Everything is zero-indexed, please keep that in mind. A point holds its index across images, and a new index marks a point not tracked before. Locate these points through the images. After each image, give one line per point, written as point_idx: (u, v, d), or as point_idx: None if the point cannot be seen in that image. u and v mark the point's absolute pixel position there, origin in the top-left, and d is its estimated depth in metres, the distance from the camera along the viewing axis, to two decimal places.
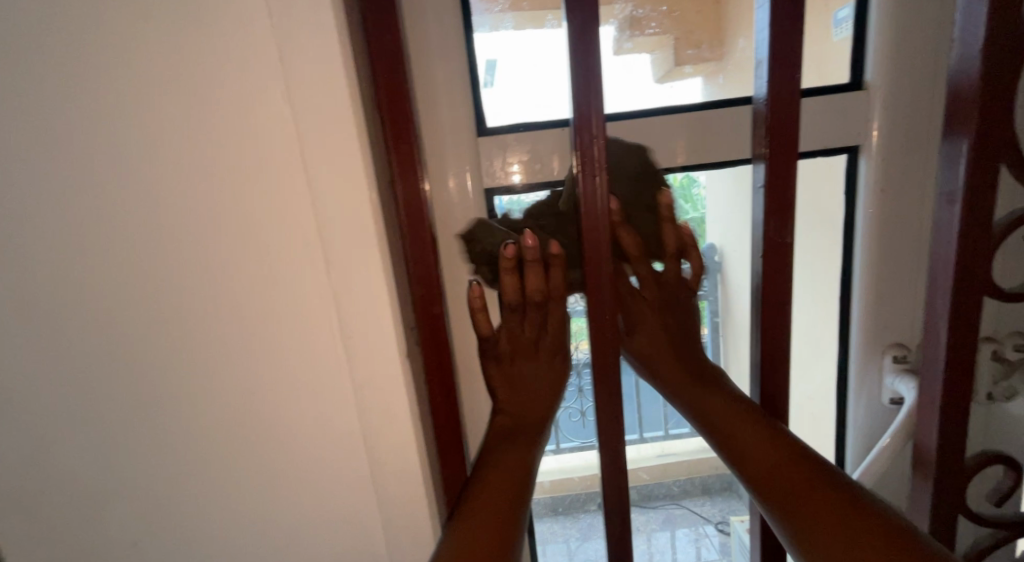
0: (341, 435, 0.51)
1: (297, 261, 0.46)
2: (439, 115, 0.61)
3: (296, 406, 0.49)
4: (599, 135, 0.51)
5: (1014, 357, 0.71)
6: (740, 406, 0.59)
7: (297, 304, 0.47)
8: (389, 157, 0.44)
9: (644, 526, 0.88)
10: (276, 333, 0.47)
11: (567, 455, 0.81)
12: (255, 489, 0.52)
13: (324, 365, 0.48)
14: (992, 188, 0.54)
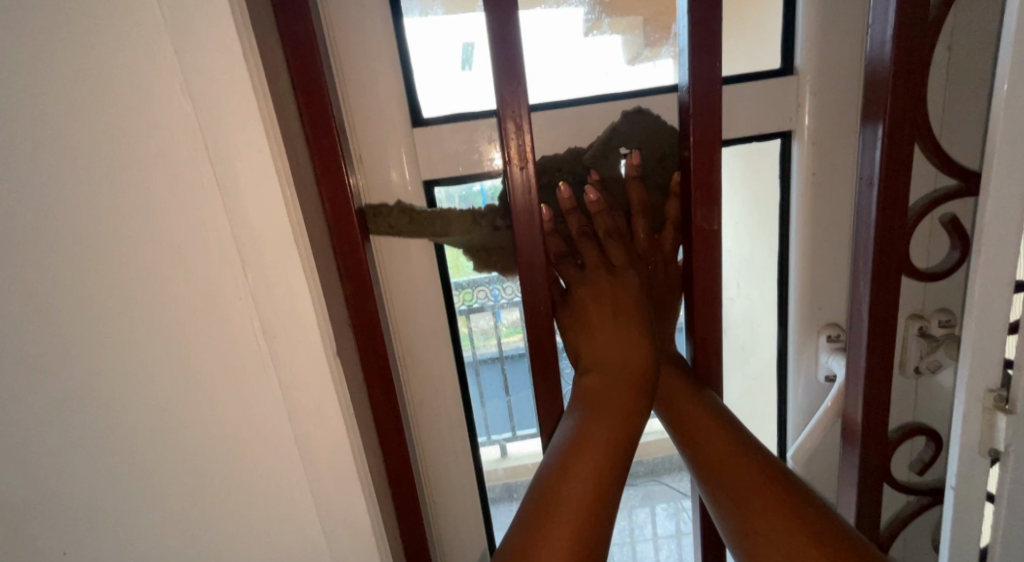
0: (270, 435, 0.50)
1: (214, 259, 0.45)
2: (371, 106, 0.61)
3: (223, 406, 0.49)
4: (524, 124, 0.51)
5: (939, 333, 0.74)
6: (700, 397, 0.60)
7: (217, 303, 0.46)
8: (312, 156, 0.48)
9: (626, 504, 0.92)
10: (200, 333, 0.47)
11: (523, 442, 0.81)
12: (186, 490, 0.51)
13: (249, 365, 0.48)
14: (906, 172, 0.56)
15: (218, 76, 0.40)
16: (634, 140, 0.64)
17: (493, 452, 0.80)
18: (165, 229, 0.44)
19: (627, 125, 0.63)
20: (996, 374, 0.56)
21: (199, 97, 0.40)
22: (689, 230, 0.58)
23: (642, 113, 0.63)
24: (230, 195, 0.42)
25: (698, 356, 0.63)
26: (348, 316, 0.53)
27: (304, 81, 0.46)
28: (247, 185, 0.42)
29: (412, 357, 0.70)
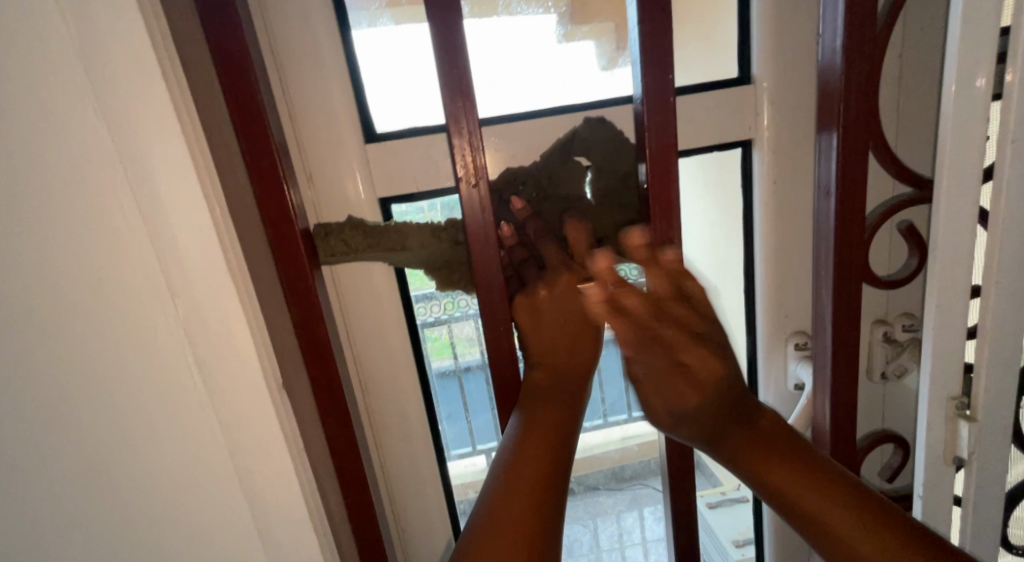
0: (207, 482, 0.46)
1: (137, 292, 0.41)
2: (320, 123, 0.59)
3: (151, 454, 0.44)
4: (475, 141, 0.50)
5: (903, 337, 0.74)
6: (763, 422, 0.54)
7: (142, 340, 0.42)
8: (251, 177, 0.46)
9: (612, 508, 0.92)
10: (125, 376, 0.42)
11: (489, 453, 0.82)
12: (115, 547, 0.47)
13: (181, 406, 0.44)
14: (862, 181, 0.56)
15: (137, 96, 0.37)
16: (587, 151, 0.62)
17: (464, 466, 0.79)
18: (79, 264, 0.40)
19: (581, 139, 0.62)
20: (958, 382, 0.56)
21: (116, 119, 0.37)
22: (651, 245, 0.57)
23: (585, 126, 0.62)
24: (156, 224, 0.39)
25: None
26: (296, 343, 0.51)
27: (237, 98, 0.44)
28: (175, 212, 0.39)
29: (371, 379, 0.68)
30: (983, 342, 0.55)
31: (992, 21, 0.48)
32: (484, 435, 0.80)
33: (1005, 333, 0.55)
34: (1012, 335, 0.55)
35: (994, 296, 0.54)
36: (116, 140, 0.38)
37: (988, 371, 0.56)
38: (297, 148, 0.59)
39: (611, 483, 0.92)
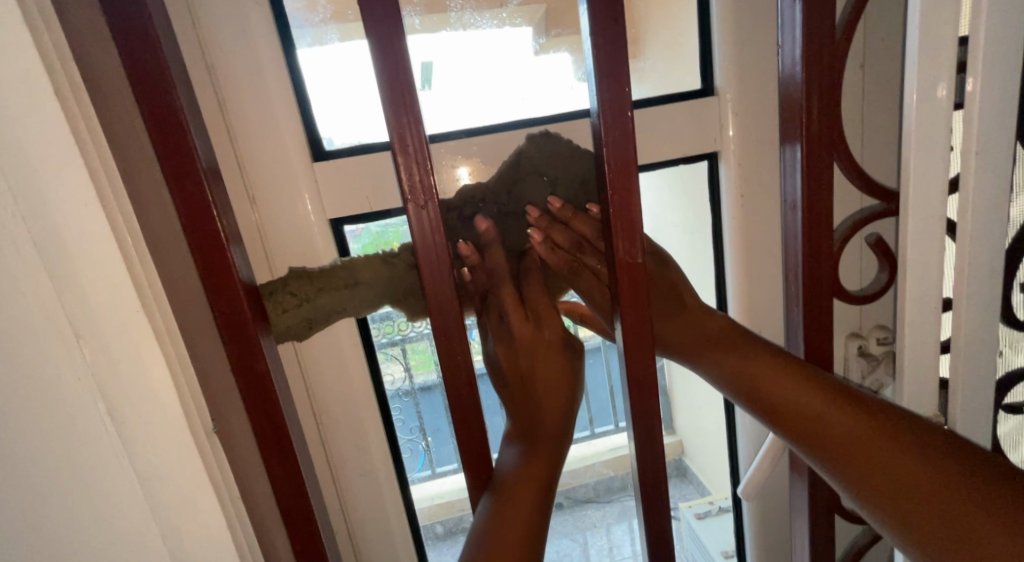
0: (124, 539, 0.41)
1: (33, 331, 0.37)
2: (262, 142, 0.56)
3: (56, 512, 0.39)
4: (423, 159, 0.47)
5: (878, 351, 0.72)
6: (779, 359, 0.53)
7: (41, 384, 0.37)
8: (175, 202, 0.42)
9: (600, 521, 0.91)
10: (17, 430, 0.37)
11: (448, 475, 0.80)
12: None
13: (90, 456, 0.39)
14: (827, 194, 0.54)
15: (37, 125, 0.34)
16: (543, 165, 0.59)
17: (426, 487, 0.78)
18: None
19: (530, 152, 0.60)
20: (932, 402, 0.55)
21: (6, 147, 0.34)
22: (614, 264, 0.53)
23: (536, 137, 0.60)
24: (60, 262, 0.36)
25: (636, 398, 0.57)
26: (232, 381, 0.47)
27: (155, 111, 0.40)
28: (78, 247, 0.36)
29: (325, 410, 0.64)
30: (956, 357, 0.54)
31: (949, 29, 0.47)
32: (443, 458, 0.79)
33: (978, 348, 0.53)
34: (986, 350, 0.53)
35: (965, 310, 0.52)
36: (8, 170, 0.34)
37: (964, 388, 0.54)
38: (238, 169, 0.56)
39: (601, 496, 0.91)
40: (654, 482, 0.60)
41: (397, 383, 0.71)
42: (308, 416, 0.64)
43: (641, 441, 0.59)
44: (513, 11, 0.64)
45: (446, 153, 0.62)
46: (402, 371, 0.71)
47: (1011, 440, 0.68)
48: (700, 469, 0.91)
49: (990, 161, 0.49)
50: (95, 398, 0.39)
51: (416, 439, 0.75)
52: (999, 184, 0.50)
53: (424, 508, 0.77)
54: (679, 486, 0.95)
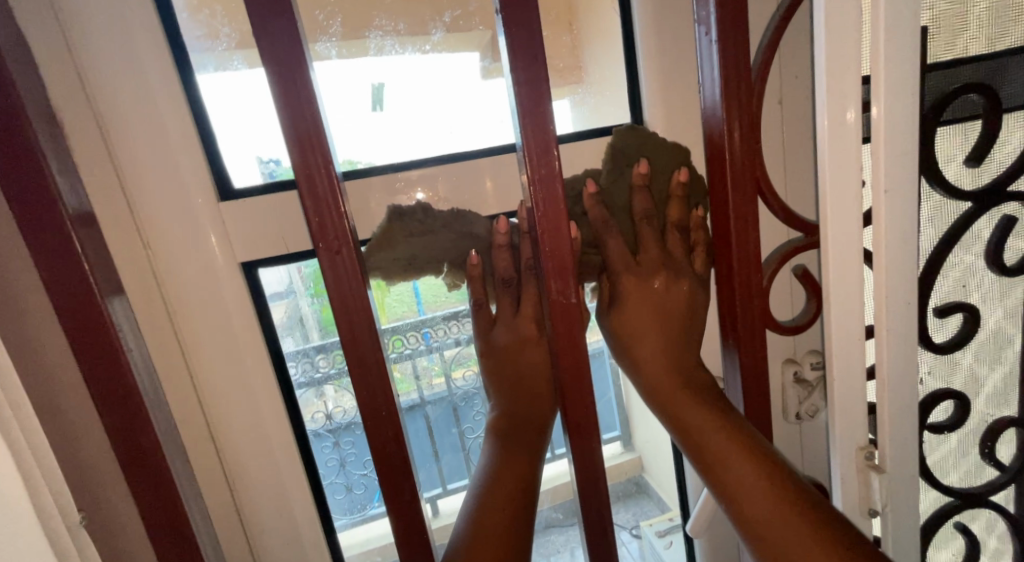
0: None
1: None
2: (157, 181, 0.51)
3: None
4: (334, 200, 0.43)
5: (812, 376, 0.73)
6: (709, 409, 0.54)
7: None
8: (36, 253, 0.38)
9: (565, 545, 0.85)
10: None
11: (374, 523, 0.69)
12: None
13: None
14: (753, 223, 0.54)
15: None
16: (677, 152, 0.57)
17: (353, 534, 0.68)
18: None
19: (654, 142, 0.56)
20: (864, 430, 0.55)
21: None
22: (549, 302, 0.51)
23: (640, 130, 0.56)
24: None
25: (576, 444, 0.54)
26: (112, 454, 0.41)
27: (8, 157, 0.36)
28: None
29: (237, 469, 0.58)
30: (881, 386, 0.54)
31: (853, 68, 0.48)
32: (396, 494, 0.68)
33: (901, 377, 0.54)
34: (909, 379, 0.54)
35: (887, 342, 0.53)
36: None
37: (891, 418, 0.54)
38: (129, 212, 0.51)
39: (561, 520, 0.84)
40: (597, 528, 0.57)
41: (347, 414, 0.64)
42: (220, 482, 0.58)
43: (582, 486, 0.56)
44: (435, 42, 0.61)
45: (374, 191, 0.60)
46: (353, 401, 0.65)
47: (936, 461, 0.70)
48: (659, 484, 0.83)
49: (898, 197, 0.50)
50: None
51: (371, 474, 0.67)
52: (910, 215, 0.51)
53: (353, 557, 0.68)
54: (636, 503, 0.86)
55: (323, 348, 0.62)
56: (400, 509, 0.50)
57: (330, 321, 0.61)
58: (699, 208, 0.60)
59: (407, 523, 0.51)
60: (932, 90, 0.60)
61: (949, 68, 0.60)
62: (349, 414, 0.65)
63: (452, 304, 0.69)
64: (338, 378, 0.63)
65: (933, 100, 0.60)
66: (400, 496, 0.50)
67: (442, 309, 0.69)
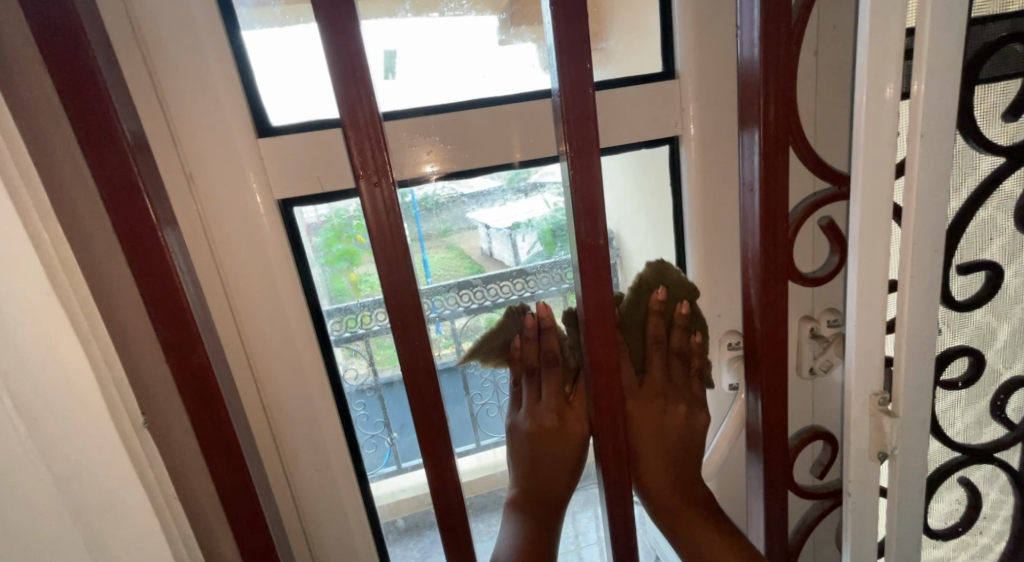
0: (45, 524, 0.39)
1: None
2: (200, 116, 0.52)
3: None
4: (376, 134, 0.44)
5: (829, 333, 0.73)
6: (685, 497, 0.64)
7: None
8: (95, 173, 0.39)
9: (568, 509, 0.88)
10: None
11: (399, 475, 0.75)
12: None
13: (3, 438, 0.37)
14: (784, 174, 0.54)
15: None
16: (688, 287, 0.64)
17: (384, 485, 0.74)
18: None
19: (674, 275, 0.63)
20: (879, 377, 0.56)
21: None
22: (597, 412, 0.58)
23: (664, 263, 0.63)
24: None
25: (599, 382, 0.56)
26: (167, 368, 0.44)
27: (70, 78, 0.38)
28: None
29: (273, 398, 0.61)
30: (900, 335, 0.55)
31: (898, 11, 0.47)
32: (410, 453, 0.75)
33: (922, 327, 0.55)
34: (928, 327, 0.55)
35: (909, 293, 0.54)
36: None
37: (908, 365, 0.55)
38: (174, 147, 0.53)
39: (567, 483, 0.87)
40: (615, 465, 0.60)
41: (360, 378, 0.68)
42: (258, 409, 0.61)
43: (603, 423, 0.58)
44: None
45: (404, 133, 0.60)
46: (365, 366, 0.68)
47: (947, 417, 0.71)
48: None
49: (932, 147, 0.50)
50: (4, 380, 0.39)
51: (382, 434, 0.72)
52: (944, 165, 0.51)
53: (384, 505, 0.74)
54: None
55: (362, 307, 0.66)
56: (430, 435, 0.54)
57: (341, 291, 0.64)
58: (698, 335, 0.66)
59: (436, 450, 0.54)
60: (974, 43, 0.59)
61: (992, 21, 0.59)
62: (363, 376, 0.69)
63: (458, 274, 0.72)
64: (376, 338, 0.68)
65: (973, 54, 0.59)
66: (431, 423, 0.53)
67: (448, 278, 0.72)
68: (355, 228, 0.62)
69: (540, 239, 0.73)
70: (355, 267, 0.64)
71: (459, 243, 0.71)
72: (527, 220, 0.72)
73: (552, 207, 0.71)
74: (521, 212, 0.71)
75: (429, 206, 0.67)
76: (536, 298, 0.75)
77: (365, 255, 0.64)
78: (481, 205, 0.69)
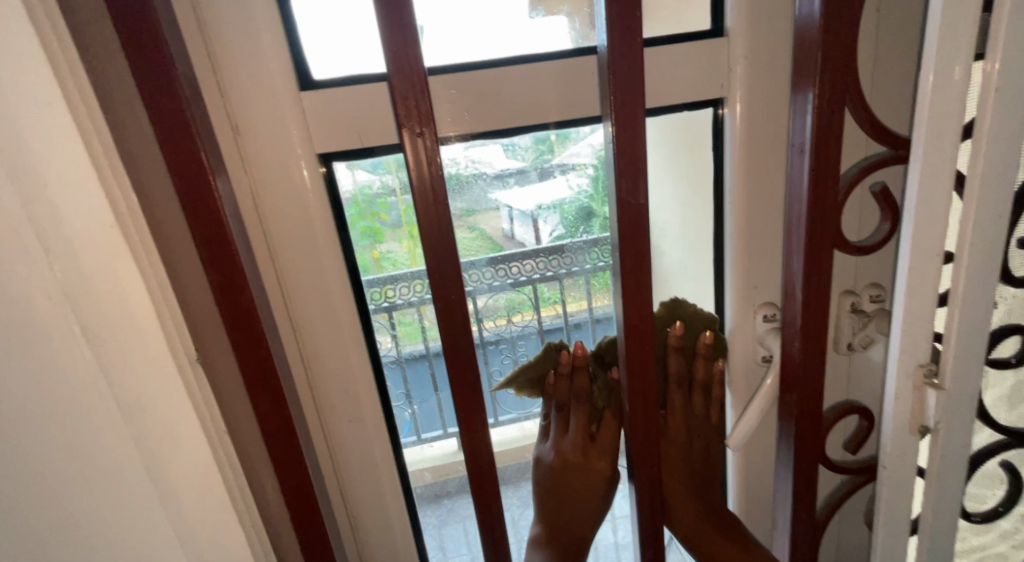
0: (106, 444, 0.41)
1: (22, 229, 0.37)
2: (246, 64, 0.53)
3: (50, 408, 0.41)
4: (421, 83, 0.44)
5: (870, 308, 0.71)
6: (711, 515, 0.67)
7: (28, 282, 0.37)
8: (152, 115, 0.40)
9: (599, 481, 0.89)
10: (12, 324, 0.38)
11: (428, 444, 0.77)
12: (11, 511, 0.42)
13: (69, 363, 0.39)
14: (838, 137, 0.52)
15: (13, 46, 0.37)
16: (704, 319, 0.66)
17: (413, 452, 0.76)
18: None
19: (690, 309, 0.65)
20: (927, 350, 0.55)
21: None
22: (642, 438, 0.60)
23: (682, 302, 0.65)
24: (33, 181, 0.39)
25: (632, 345, 0.56)
26: (216, 310, 0.45)
27: (127, 16, 0.38)
28: (57, 173, 0.39)
29: (311, 348, 0.62)
30: (953, 307, 0.53)
31: None
32: (432, 423, 0.76)
33: (977, 298, 0.53)
34: (982, 299, 0.53)
35: (966, 262, 0.52)
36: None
37: (959, 337, 0.54)
38: (221, 96, 0.53)
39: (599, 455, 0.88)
40: (644, 430, 0.60)
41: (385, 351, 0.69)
42: (296, 360, 0.62)
43: (636, 385, 0.58)
44: None
45: (445, 88, 0.59)
46: (390, 339, 0.69)
47: (993, 397, 0.69)
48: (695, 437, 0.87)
49: (1003, 109, 0.48)
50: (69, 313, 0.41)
51: (404, 405, 0.73)
52: (1013, 128, 0.48)
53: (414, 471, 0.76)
54: None
55: (396, 278, 0.67)
56: (466, 389, 0.54)
57: (364, 268, 0.65)
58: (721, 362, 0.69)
59: (469, 404, 0.55)
60: None
61: None
62: (386, 349, 0.69)
63: (480, 254, 0.71)
64: (399, 310, 0.68)
65: None
66: (468, 377, 0.54)
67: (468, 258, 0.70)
68: (378, 206, 0.63)
69: (563, 223, 0.72)
70: (378, 244, 0.65)
71: (480, 224, 0.70)
72: (552, 202, 0.71)
73: (575, 190, 0.70)
74: (543, 196, 0.70)
75: (452, 185, 0.67)
76: (555, 282, 0.74)
77: (389, 233, 0.64)
78: (505, 185, 0.68)
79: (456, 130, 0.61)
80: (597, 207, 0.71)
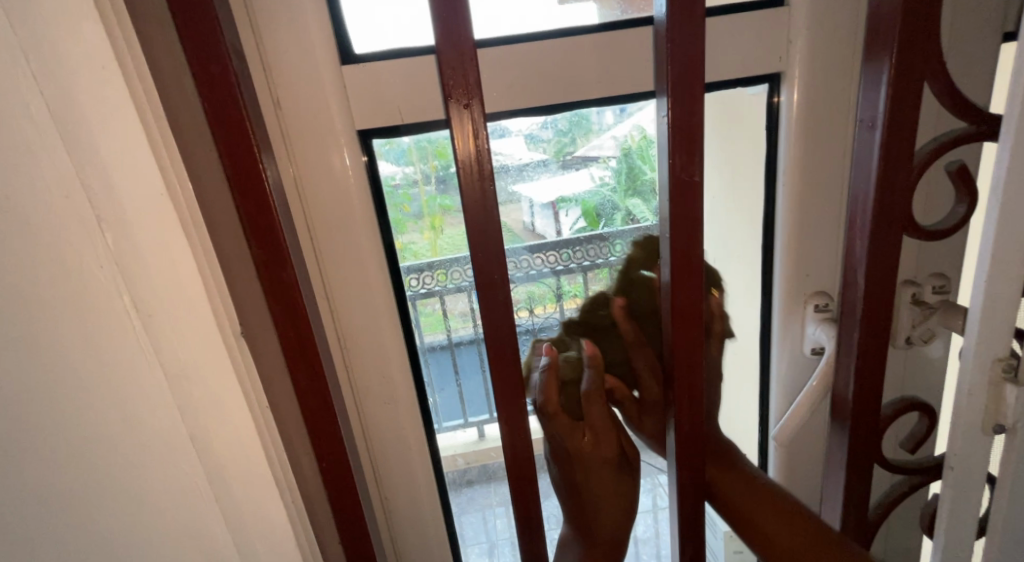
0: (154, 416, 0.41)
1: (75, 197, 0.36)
2: (289, 37, 0.51)
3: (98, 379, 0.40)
4: (469, 51, 0.42)
5: (933, 299, 0.67)
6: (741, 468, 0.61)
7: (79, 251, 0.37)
8: (198, 83, 0.39)
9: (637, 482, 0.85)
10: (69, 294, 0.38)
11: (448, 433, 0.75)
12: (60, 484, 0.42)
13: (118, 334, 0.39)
14: (914, 111, 0.48)
15: (62, 14, 0.36)
16: None
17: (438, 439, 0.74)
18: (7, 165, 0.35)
19: None
20: (1006, 342, 0.51)
21: (37, 41, 0.36)
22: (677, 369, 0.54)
23: (654, 239, 0.67)
24: (84, 152, 0.38)
25: (678, 328, 0.53)
26: (259, 285, 0.44)
27: None
28: (107, 143, 0.39)
29: (348, 329, 0.61)
30: None
31: None
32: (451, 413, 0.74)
33: None
34: None
35: None
36: (38, 71, 0.36)
37: None
38: (262, 70, 0.52)
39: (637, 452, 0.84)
40: (690, 419, 0.56)
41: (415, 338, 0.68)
42: (333, 341, 0.62)
43: (683, 370, 0.54)
44: None
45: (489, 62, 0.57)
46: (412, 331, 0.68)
47: None
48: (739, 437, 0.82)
49: None
50: (119, 289, 0.41)
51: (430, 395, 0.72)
52: None
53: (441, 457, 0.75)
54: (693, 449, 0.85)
55: (432, 265, 0.66)
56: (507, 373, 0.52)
57: None
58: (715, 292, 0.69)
59: (510, 389, 0.53)
60: None
61: None
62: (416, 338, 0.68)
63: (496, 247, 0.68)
64: (422, 300, 0.67)
65: None
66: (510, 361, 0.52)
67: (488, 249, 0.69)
68: (401, 197, 0.61)
69: (584, 214, 0.69)
70: (400, 236, 0.63)
71: (502, 218, 0.66)
72: (572, 195, 0.69)
73: (597, 182, 0.69)
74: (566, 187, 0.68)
75: None
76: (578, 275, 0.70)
77: (410, 225, 0.63)
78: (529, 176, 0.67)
79: (499, 106, 0.59)
80: (620, 200, 0.69)
